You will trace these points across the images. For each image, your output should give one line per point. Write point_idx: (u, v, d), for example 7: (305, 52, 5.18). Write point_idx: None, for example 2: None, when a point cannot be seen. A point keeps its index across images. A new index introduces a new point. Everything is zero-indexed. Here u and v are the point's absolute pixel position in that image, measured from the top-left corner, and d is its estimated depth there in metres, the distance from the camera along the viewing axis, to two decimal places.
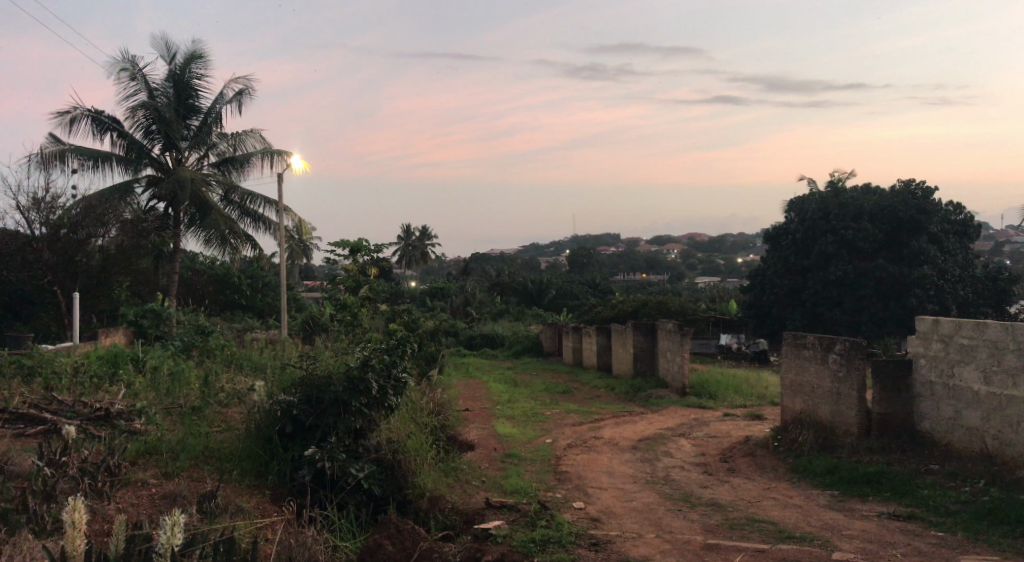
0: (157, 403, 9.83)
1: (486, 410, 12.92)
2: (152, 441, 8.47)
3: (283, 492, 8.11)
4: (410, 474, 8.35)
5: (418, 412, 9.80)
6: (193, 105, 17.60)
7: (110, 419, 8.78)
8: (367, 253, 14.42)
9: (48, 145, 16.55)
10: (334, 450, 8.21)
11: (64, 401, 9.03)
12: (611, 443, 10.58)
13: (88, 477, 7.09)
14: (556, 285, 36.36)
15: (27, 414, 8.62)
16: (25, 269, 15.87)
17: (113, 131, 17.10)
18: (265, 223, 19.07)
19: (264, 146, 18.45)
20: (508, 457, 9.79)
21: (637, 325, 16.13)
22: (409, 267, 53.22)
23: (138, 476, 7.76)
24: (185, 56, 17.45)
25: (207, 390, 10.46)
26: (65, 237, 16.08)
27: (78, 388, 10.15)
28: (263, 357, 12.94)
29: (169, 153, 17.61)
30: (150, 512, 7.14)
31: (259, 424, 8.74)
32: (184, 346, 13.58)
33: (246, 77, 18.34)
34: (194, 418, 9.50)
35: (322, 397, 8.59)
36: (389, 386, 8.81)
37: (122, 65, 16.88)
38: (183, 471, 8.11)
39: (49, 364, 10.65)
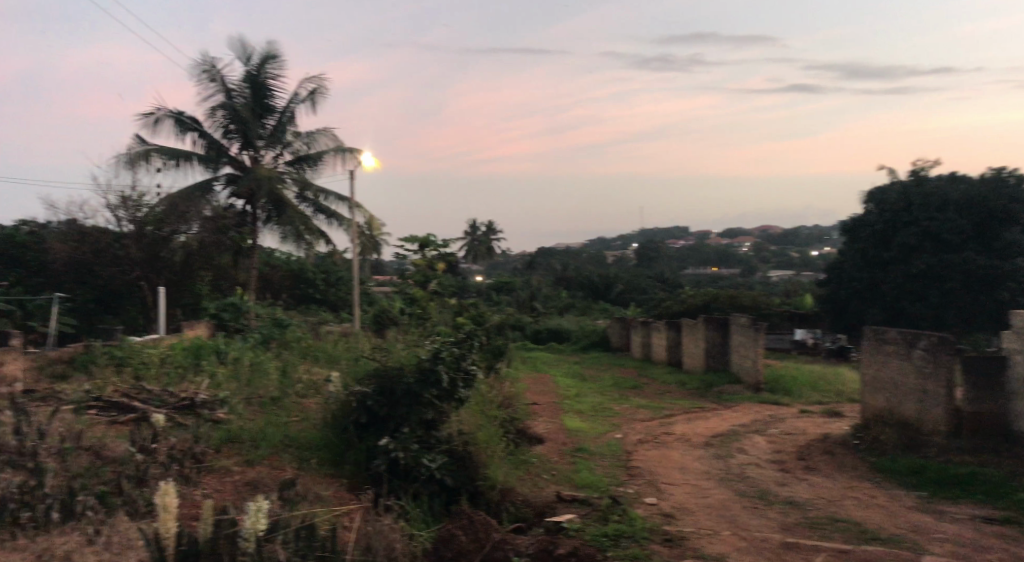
0: (237, 393, 10.20)
1: (555, 403, 12.96)
2: (235, 430, 8.82)
3: (360, 481, 8.30)
4: (481, 466, 8.37)
5: (488, 404, 9.85)
6: (268, 104, 18.06)
7: (195, 409, 9.25)
8: (435, 247, 14.54)
9: (134, 146, 17.24)
10: (407, 441, 8.31)
11: (151, 391, 9.50)
12: (683, 439, 10.46)
13: (177, 463, 7.47)
14: (623, 280, 36.20)
15: (118, 402, 9.09)
16: (114, 265, 16.43)
17: (194, 131, 17.70)
18: (339, 219, 19.45)
19: (337, 144, 18.79)
20: (578, 451, 9.79)
21: (709, 320, 15.89)
22: (475, 262, 53.72)
23: (222, 463, 8.06)
24: (261, 56, 17.92)
25: (285, 381, 10.84)
26: (150, 234, 16.65)
27: (165, 378, 10.63)
28: (337, 349, 13.28)
29: (247, 151, 18.14)
30: (233, 497, 7.39)
31: (336, 413, 8.98)
32: (263, 338, 14.03)
33: (318, 76, 18.74)
34: (273, 408, 9.84)
35: (395, 389, 8.68)
36: (460, 379, 8.72)
37: (202, 66, 17.44)
38: (264, 459, 8.38)
39: (137, 355, 11.10)
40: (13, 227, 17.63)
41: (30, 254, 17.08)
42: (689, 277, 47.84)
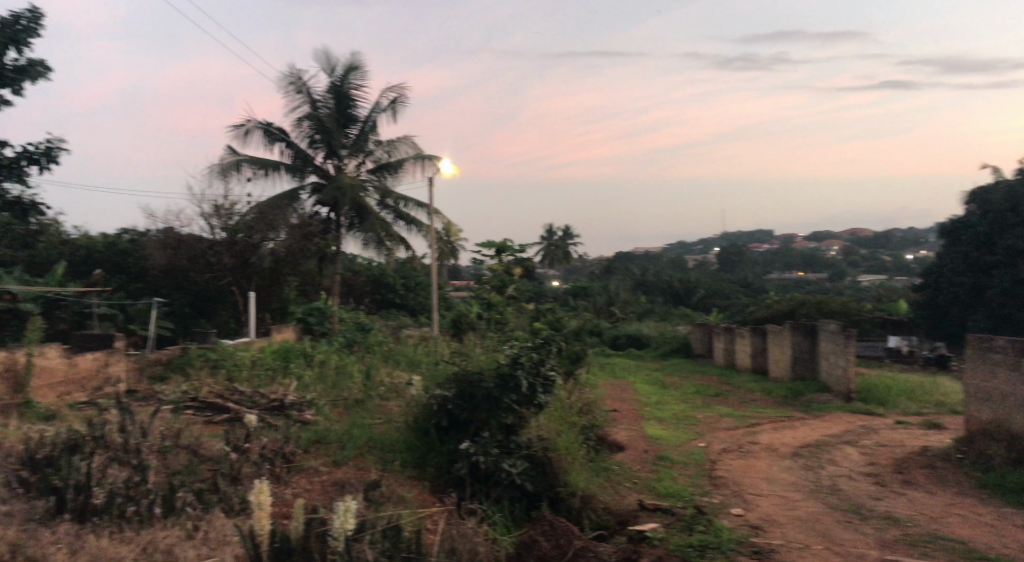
0: (323, 395, 10.45)
1: (635, 411, 12.83)
2: (322, 431, 9.01)
3: (443, 484, 8.36)
4: (562, 472, 8.32)
5: (568, 411, 9.80)
6: (351, 114, 18.45)
7: (284, 410, 9.52)
8: (512, 252, 14.54)
9: (226, 156, 17.87)
10: (488, 445, 8.35)
11: (243, 392, 9.83)
12: (770, 449, 10.19)
13: (269, 462, 7.72)
14: (705, 285, 35.54)
15: (213, 402, 9.42)
16: (207, 272, 17.10)
17: (282, 142, 18.24)
18: (418, 225, 19.69)
19: (417, 152, 19.07)
20: (660, 459, 9.66)
21: (797, 326, 15.44)
22: (552, 267, 53.70)
23: (310, 464, 8.24)
24: (344, 67, 18.32)
25: (368, 384, 11.06)
26: (241, 241, 17.28)
27: (255, 380, 11.00)
28: (417, 353, 13.46)
29: (331, 160, 18.57)
30: (321, 497, 7.54)
31: (417, 417, 9.05)
32: (347, 342, 14.34)
33: (399, 85, 19.07)
34: (358, 410, 10.04)
35: (475, 393, 8.69)
36: (539, 384, 8.60)
37: (289, 78, 17.95)
38: (350, 460, 8.54)
39: (230, 357, 11.51)
40: (115, 235, 18.43)
41: (131, 261, 17.90)
42: (773, 282, 46.67)
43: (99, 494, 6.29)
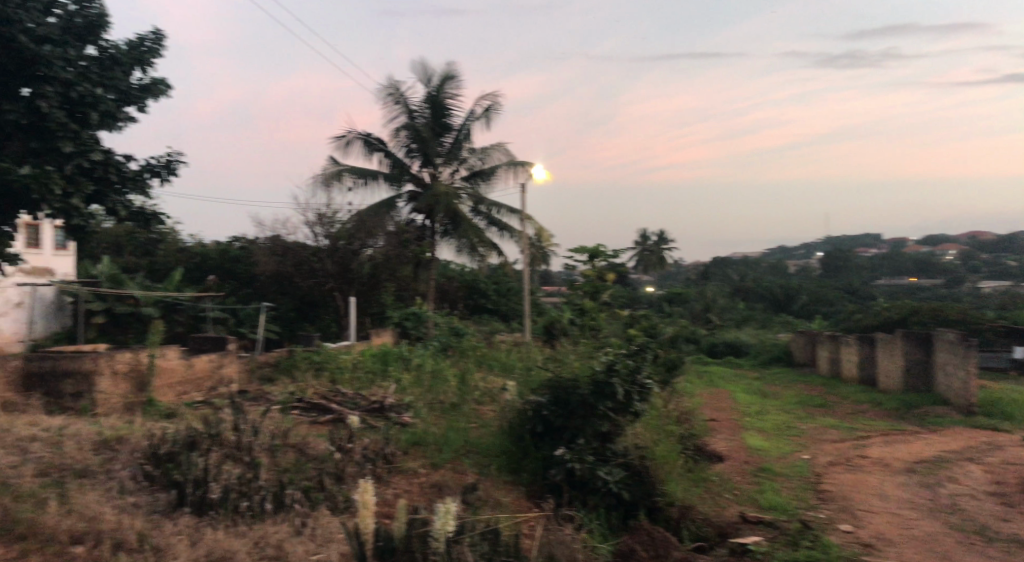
0: (420, 398, 10.66)
1: (735, 420, 12.57)
2: (420, 434, 9.17)
3: (538, 489, 8.40)
4: (659, 481, 8.23)
5: (666, 420, 9.68)
6: (447, 123, 18.77)
7: (384, 411, 9.78)
8: (605, 257, 14.49)
9: (328, 167, 18.48)
10: (584, 452, 8.35)
11: (345, 394, 10.14)
12: (881, 464, 9.80)
13: (370, 462, 7.95)
14: (808, 291, 34.43)
15: (317, 403, 9.76)
16: (311, 277, 17.68)
17: (380, 152, 18.72)
18: (511, 231, 19.82)
19: (510, 158, 19.22)
20: (762, 471, 9.44)
21: (910, 334, 14.79)
22: (647, 272, 53.13)
23: (410, 465, 8.40)
24: (440, 77, 18.64)
25: (464, 388, 11.22)
26: (342, 248, 17.74)
27: (356, 383, 11.38)
28: (511, 358, 13.58)
29: (426, 168, 18.94)
30: (421, 498, 7.69)
31: (512, 422, 9.11)
32: (441, 347, 14.57)
33: (493, 93, 19.26)
34: (453, 413, 10.20)
35: (570, 399, 8.64)
36: (636, 392, 8.48)
37: (388, 90, 18.42)
38: (448, 463, 8.66)
39: (333, 359, 11.88)
40: (226, 242, 19.31)
41: (241, 267, 18.67)
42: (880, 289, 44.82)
43: (216, 488, 6.60)
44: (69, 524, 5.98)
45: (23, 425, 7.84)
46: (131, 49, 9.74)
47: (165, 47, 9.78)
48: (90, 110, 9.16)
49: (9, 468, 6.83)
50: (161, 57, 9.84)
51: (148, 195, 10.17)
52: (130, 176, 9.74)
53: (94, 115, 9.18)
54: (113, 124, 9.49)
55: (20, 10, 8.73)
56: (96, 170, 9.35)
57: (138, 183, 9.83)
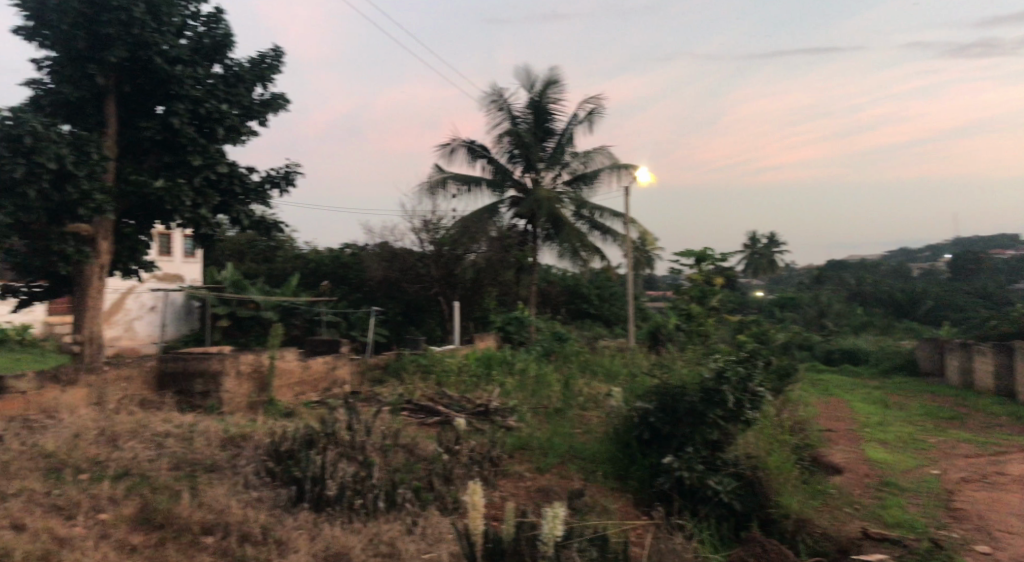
0: (525, 402, 10.78)
1: (853, 431, 12.12)
2: (525, 438, 9.27)
3: (646, 498, 8.38)
4: (772, 493, 8.05)
5: (780, 429, 9.45)
6: (549, 128, 18.88)
7: (489, 415, 9.94)
8: (712, 261, 14.27)
9: (432, 174, 18.90)
10: (692, 460, 8.24)
11: (451, 397, 10.37)
12: (1020, 481, 9.24)
13: (477, 465, 8.09)
14: (933, 295, 32.74)
15: (425, 405, 10.00)
16: (418, 282, 18.20)
17: (483, 158, 19.01)
18: (614, 234, 19.75)
19: (612, 162, 19.16)
20: (885, 485, 9.09)
21: None
22: (757, 277, 51.70)
23: (516, 469, 8.52)
24: (544, 82, 18.77)
25: (568, 393, 11.28)
26: (447, 254, 18.07)
27: (462, 386, 11.60)
28: (615, 363, 13.55)
29: (529, 174, 19.11)
30: (527, 501, 7.80)
31: (619, 428, 9.12)
32: (545, 351, 14.65)
33: (596, 96, 19.24)
34: (558, 418, 10.27)
35: (677, 407, 8.56)
36: (747, 400, 8.25)
37: (491, 97, 18.68)
38: (553, 467, 8.72)
39: (439, 362, 12.16)
40: (338, 249, 20.05)
41: (351, 273, 19.31)
42: None
43: (332, 486, 6.88)
44: (200, 515, 6.37)
45: (158, 421, 8.39)
46: (253, 65, 10.12)
47: (284, 63, 10.20)
48: (216, 125, 9.71)
49: (146, 461, 7.33)
50: (280, 72, 10.25)
51: (269, 204, 10.61)
52: (253, 187, 10.19)
53: (220, 130, 9.74)
54: (238, 137, 10.02)
55: (156, 32, 9.18)
56: (222, 182, 9.91)
57: (261, 194, 10.26)
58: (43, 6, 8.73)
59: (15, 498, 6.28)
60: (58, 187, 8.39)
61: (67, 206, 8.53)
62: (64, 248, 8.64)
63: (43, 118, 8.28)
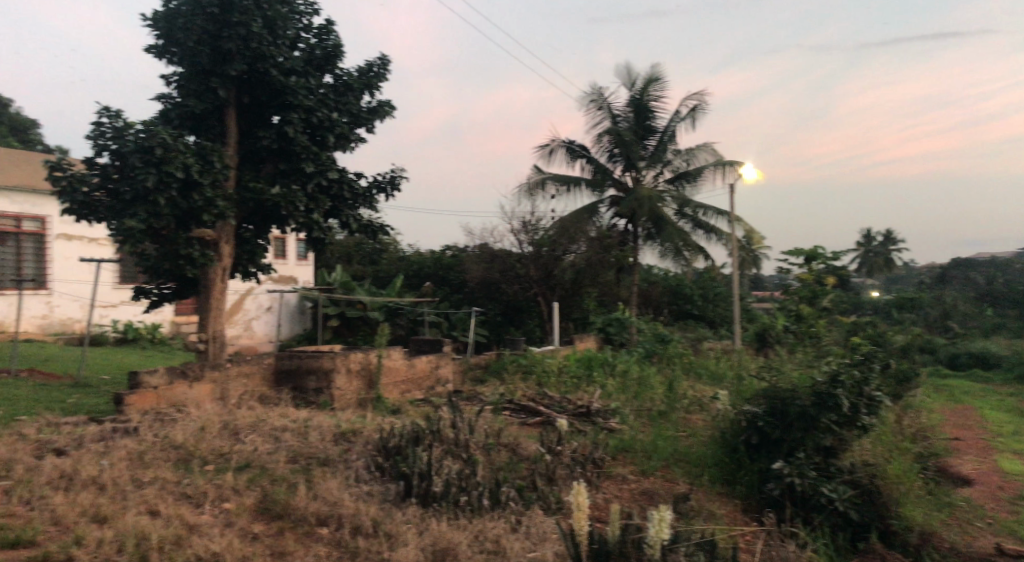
0: (627, 404, 10.75)
1: (982, 441, 11.50)
2: (628, 440, 9.23)
3: (755, 504, 8.22)
4: (893, 504, 7.93)
5: (899, 437, 9.09)
6: (651, 126, 18.70)
7: (591, 416, 9.96)
8: (823, 260, 13.85)
9: (532, 175, 19.03)
10: (805, 467, 8.03)
11: (553, 397, 10.44)
12: None
13: (580, 466, 8.10)
14: None
15: (526, 405, 10.12)
16: (517, 283, 18.33)
17: (583, 158, 19.01)
18: (718, 232, 19.43)
19: (716, 159, 18.83)
20: (1020, 499, 8.63)
21: None
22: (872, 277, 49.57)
23: (618, 471, 8.51)
24: (645, 80, 18.61)
25: (672, 395, 11.17)
26: (546, 254, 18.08)
27: (563, 387, 11.65)
28: (720, 366, 13.31)
29: (629, 173, 18.98)
30: (631, 504, 7.79)
31: (725, 431, 8.93)
32: (647, 353, 14.53)
33: (699, 92, 18.94)
34: (661, 421, 10.19)
35: (788, 411, 8.30)
36: (863, 405, 7.99)
37: (591, 97, 18.67)
38: (657, 470, 8.63)
39: (540, 363, 12.26)
40: (440, 251, 20.53)
41: (453, 274, 19.66)
42: None
43: (438, 482, 7.04)
44: (315, 507, 6.65)
45: (275, 416, 8.80)
46: (361, 74, 10.46)
47: (390, 71, 10.51)
48: (327, 133, 10.09)
49: (266, 453, 7.72)
50: (386, 80, 10.56)
51: (376, 208, 10.95)
52: (361, 192, 10.55)
53: (331, 137, 10.12)
54: (347, 144, 10.40)
55: (272, 45, 9.63)
56: (332, 188, 10.29)
57: (368, 199, 10.64)
58: (172, 25, 9.32)
59: (150, 485, 6.74)
60: (185, 195, 8.92)
61: (192, 212, 9.05)
62: (191, 252, 9.18)
63: (172, 130, 8.80)
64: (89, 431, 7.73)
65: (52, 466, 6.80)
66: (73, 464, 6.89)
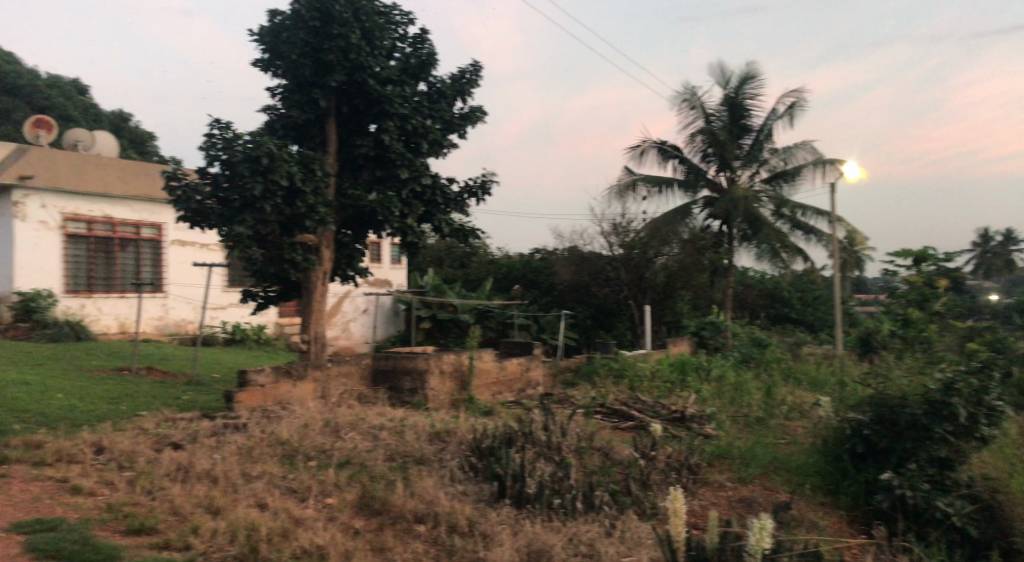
0: (723, 410, 10.56)
1: None
2: (724, 446, 9.04)
3: (860, 516, 7.94)
4: (1016, 520, 7.56)
5: (1020, 449, 8.62)
6: (746, 125, 18.31)
7: (685, 421, 9.83)
8: (934, 261, 13.27)
9: (623, 177, 18.91)
10: (916, 479, 7.71)
11: (646, 402, 10.36)
12: None
13: (675, 472, 7.99)
14: None
15: (619, 410, 10.07)
16: (608, 286, 18.24)
17: (675, 158, 18.77)
18: (818, 234, 18.85)
19: (816, 157, 18.30)
20: None
21: None
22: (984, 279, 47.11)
23: (715, 477, 8.35)
24: (740, 78, 18.25)
25: (770, 401, 10.90)
26: (637, 256, 17.95)
27: (656, 391, 11.52)
28: (821, 372, 12.89)
29: (724, 172, 18.60)
30: (730, 512, 7.66)
31: (828, 440, 8.69)
32: (744, 358, 14.22)
33: (797, 89, 18.44)
34: (759, 428, 9.96)
35: (897, 420, 8.04)
36: (982, 415, 7.66)
37: (684, 96, 18.41)
38: (755, 478, 8.40)
39: (633, 367, 12.16)
40: (529, 254, 20.64)
41: (543, 277, 19.70)
42: None
43: (532, 484, 7.09)
44: (412, 505, 6.80)
45: (373, 415, 9.04)
46: (454, 81, 10.64)
47: (482, 77, 10.66)
48: (422, 139, 10.30)
49: (365, 451, 7.94)
50: (478, 86, 10.72)
51: (467, 213, 11.12)
52: (453, 197, 10.71)
53: (425, 144, 10.32)
54: (440, 150, 10.60)
55: (370, 55, 9.89)
56: (426, 194, 10.50)
57: (459, 203, 10.78)
58: (276, 39, 9.70)
59: (259, 480, 7.02)
60: (289, 202, 9.27)
61: (296, 218, 9.40)
62: (294, 257, 9.53)
63: (277, 140, 9.14)
64: (202, 427, 8.12)
65: (169, 460, 7.17)
66: (188, 457, 7.25)
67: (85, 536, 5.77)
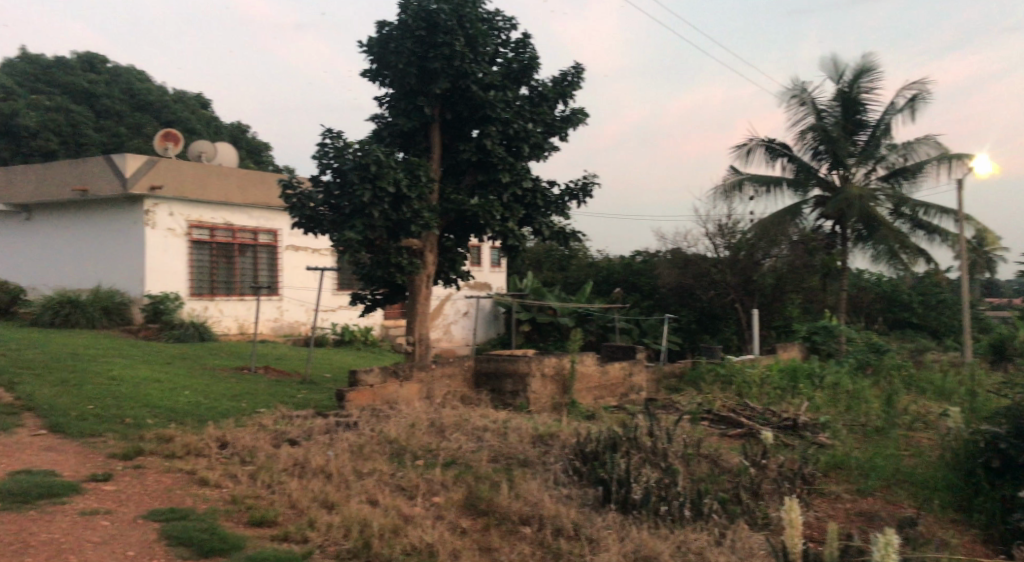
0: (839, 419, 10.12)
1: None
2: (841, 457, 8.65)
3: (993, 535, 7.41)
4: None
5: None
6: (861, 121, 17.56)
7: (797, 430, 9.49)
8: None
9: (729, 177, 18.48)
10: None
11: (755, 408, 10.06)
12: None
13: (788, 482, 7.70)
14: None
15: (727, 417, 9.80)
16: (713, 289, 17.84)
17: (785, 157, 18.19)
18: (942, 233, 17.89)
19: (940, 152, 17.34)
20: None
21: None
22: None
23: (831, 488, 8.02)
24: (854, 72, 17.53)
25: (890, 411, 10.37)
26: (743, 259, 17.42)
27: (766, 398, 11.14)
28: (947, 381, 12.17)
29: (837, 171, 17.87)
30: (848, 525, 7.32)
31: (958, 453, 8.21)
32: (860, 364, 13.59)
33: (918, 82, 17.53)
34: (877, 438, 9.49)
35: None
36: None
37: (794, 93, 17.82)
38: (876, 490, 8.02)
39: (741, 373, 11.82)
40: (631, 257, 20.43)
41: (646, 280, 19.45)
42: None
43: (638, 489, 6.98)
44: (518, 506, 6.80)
45: (477, 416, 9.11)
46: (556, 83, 10.60)
47: (584, 79, 10.57)
48: (523, 143, 10.32)
49: (470, 452, 8.01)
50: (580, 88, 10.65)
51: (569, 215, 11.04)
52: (554, 200, 10.69)
53: (526, 148, 10.33)
54: (541, 154, 10.59)
55: (473, 62, 9.98)
56: (527, 197, 10.53)
57: (561, 206, 10.74)
58: (385, 49, 9.93)
59: (370, 477, 7.18)
60: (395, 208, 9.46)
61: (402, 223, 9.58)
62: (401, 260, 9.73)
63: (384, 148, 9.35)
64: (316, 424, 8.37)
65: (287, 455, 7.43)
66: (304, 453, 7.50)
67: (211, 525, 6.03)
